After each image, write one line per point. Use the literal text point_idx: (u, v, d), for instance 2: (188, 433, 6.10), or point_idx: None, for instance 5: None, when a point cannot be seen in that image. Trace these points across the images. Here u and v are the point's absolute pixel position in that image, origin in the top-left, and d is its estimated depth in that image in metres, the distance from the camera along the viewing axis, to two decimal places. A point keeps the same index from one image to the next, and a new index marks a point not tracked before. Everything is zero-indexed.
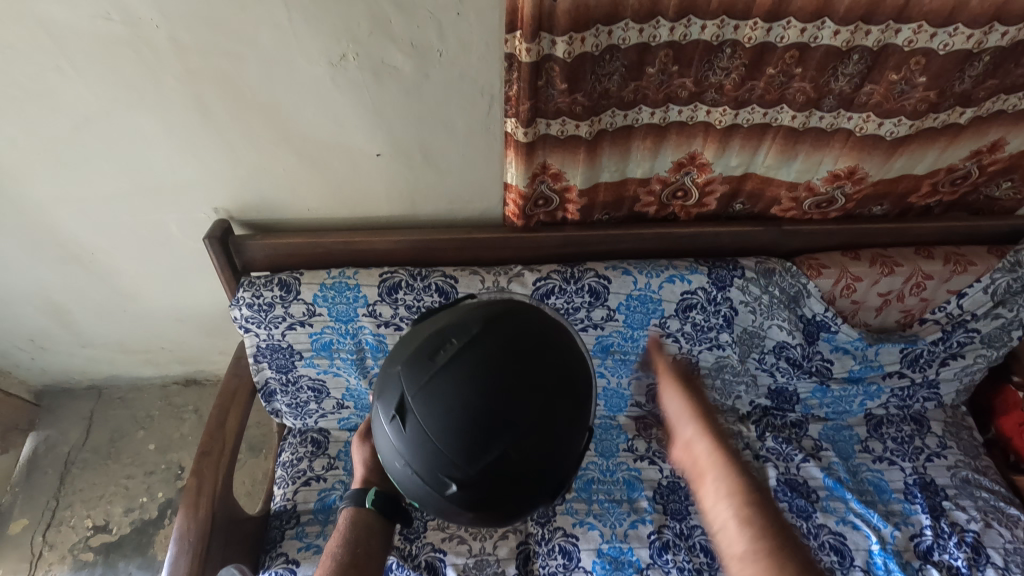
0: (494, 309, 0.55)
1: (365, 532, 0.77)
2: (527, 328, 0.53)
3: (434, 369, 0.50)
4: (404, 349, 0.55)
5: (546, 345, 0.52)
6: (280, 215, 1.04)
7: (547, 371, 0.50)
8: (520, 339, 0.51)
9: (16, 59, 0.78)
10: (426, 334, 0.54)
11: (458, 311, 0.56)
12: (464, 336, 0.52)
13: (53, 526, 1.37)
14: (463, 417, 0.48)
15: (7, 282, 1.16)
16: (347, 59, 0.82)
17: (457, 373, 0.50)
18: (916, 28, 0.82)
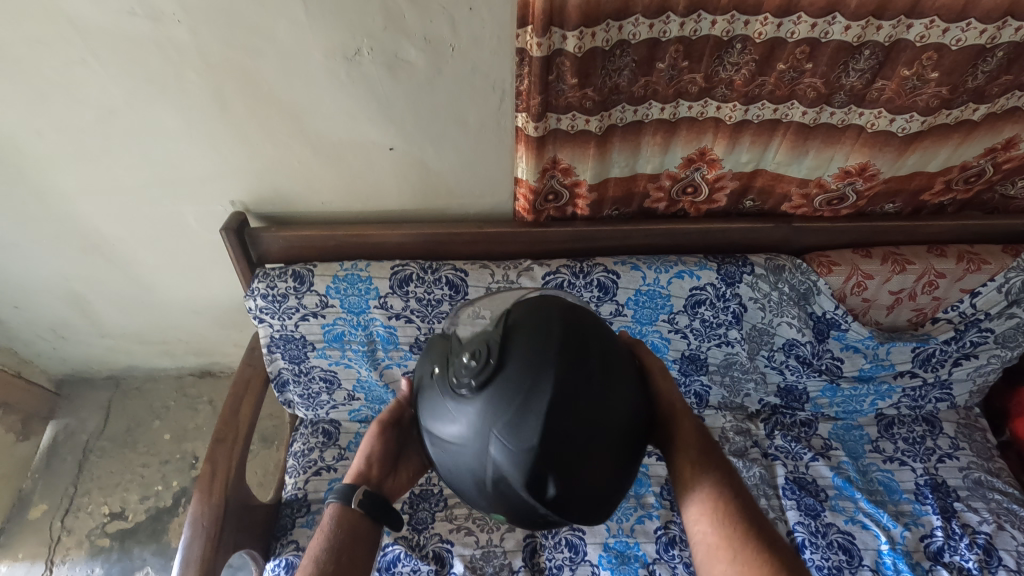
0: (577, 352, 0.54)
1: (350, 535, 0.72)
2: (605, 357, 0.56)
3: (582, 425, 0.51)
4: (522, 418, 0.51)
5: (622, 369, 0.58)
6: (295, 208, 1.06)
7: (634, 396, 0.57)
8: (614, 378, 0.55)
9: (44, 53, 0.80)
10: (536, 405, 0.51)
11: (548, 366, 0.52)
12: (579, 400, 0.52)
13: (71, 512, 1.40)
14: (606, 460, 0.53)
15: (31, 272, 1.19)
16: (361, 54, 0.84)
17: (598, 420, 0.52)
18: (928, 23, 0.82)
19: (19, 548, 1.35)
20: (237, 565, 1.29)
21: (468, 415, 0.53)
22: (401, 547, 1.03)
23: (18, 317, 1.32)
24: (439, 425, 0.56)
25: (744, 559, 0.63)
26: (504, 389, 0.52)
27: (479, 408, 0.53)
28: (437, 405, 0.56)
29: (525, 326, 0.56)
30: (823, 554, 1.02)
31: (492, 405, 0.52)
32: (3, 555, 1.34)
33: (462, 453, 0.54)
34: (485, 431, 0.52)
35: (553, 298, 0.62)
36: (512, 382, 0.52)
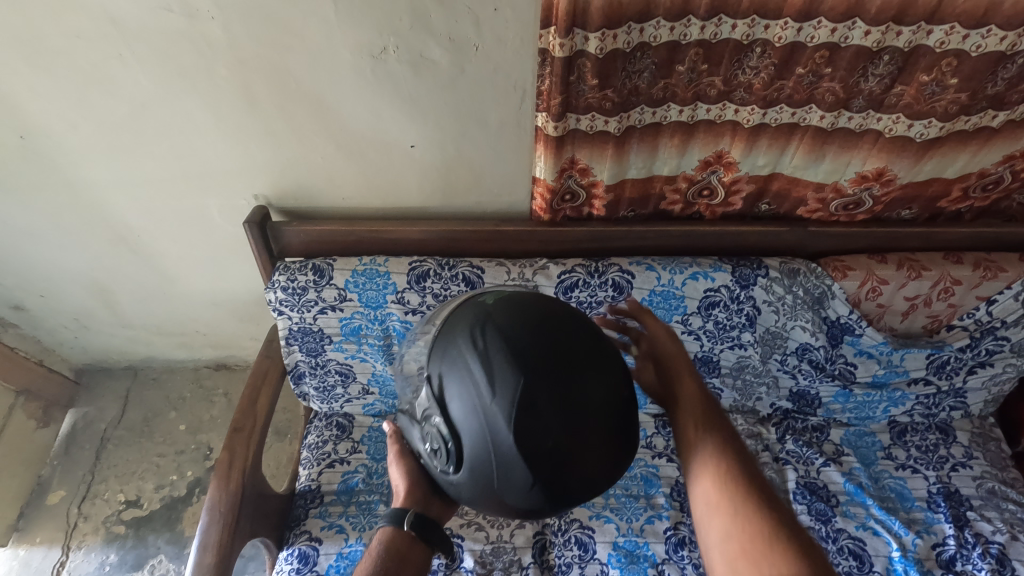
0: (506, 372, 0.54)
1: (395, 560, 0.70)
2: (535, 349, 0.55)
3: (552, 445, 0.52)
4: (503, 475, 0.54)
5: (561, 340, 0.56)
6: (316, 203, 1.08)
7: (585, 371, 0.54)
8: (560, 364, 0.54)
9: (82, 47, 0.83)
10: (500, 447, 0.53)
11: (494, 414, 0.54)
12: (539, 421, 0.52)
13: (88, 499, 1.43)
14: (597, 451, 0.53)
15: (57, 262, 1.22)
16: (387, 53, 0.86)
17: (565, 430, 0.53)
18: (948, 30, 0.82)
19: (38, 533, 1.38)
20: (249, 555, 1.31)
21: (463, 482, 0.58)
22: None
23: (43, 306, 1.35)
24: (456, 494, 0.61)
25: (745, 512, 0.59)
26: (472, 450, 0.56)
27: (472, 479, 0.57)
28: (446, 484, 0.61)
29: (455, 383, 0.57)
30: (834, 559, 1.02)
31: (481, 474, 0.56)
32: (22, 539, 1.37)
33: (482, 508, 0.59)
34: (487, 492, 0.56)
35: (464, 316, 0.61)
36: (477, 446, 0.55)
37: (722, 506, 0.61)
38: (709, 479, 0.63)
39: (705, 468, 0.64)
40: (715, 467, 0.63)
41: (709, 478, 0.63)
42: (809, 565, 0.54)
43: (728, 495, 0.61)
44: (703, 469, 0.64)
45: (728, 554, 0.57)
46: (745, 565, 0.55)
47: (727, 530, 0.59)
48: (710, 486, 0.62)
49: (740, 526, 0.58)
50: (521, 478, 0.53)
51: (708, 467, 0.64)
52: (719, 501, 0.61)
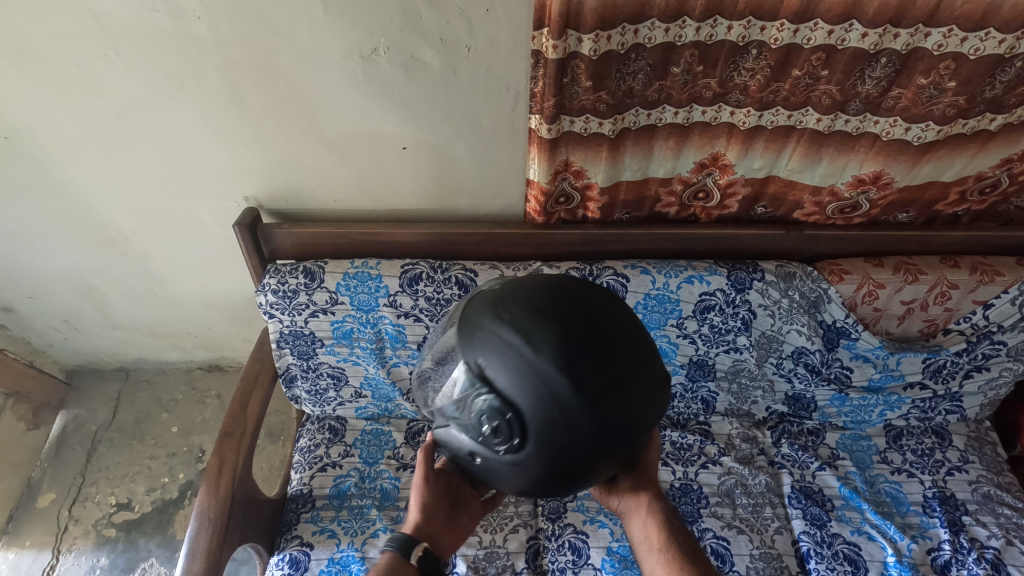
0: (546, 328, 0.49)
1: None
2: (562, 304, 0.51)
3: (615, 380, 0.48)
4: (578, 427, 0.48)
5: (580, 292, 0.52)
6: (307, 205, 1.07)
7: (609, 309, 0.52)
8: (592, 309, 0.51)
9: (66, 47, 0.82)
10: (566, 397, 0.48)
11: (545, 375, 0.48)
12: (594, 358, 0.48)
13: (78, 502, 1.41)
14: (650, 377, 0.51)
15: (45, 263, 1.20)
16: (377, 54, 0.84)
17: (620, 362, 0.49)
18: (946, 32, 0.81)
19: (27, 536, 1.36)
20: (241, 559, 1.31)
21: (532, 460, 0.51)
22: None
23: (32, 308, 1.33)
24: (523, 481, 0.53)
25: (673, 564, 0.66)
26: (535, 415, 0.49)
27: (539, 452, 0.50)
28: (504, 478, 0.53)
29: (489, 357, 0.50)
30: (829, 564, 1.01)
31: (547, 446, 0.49)
32: (11, 542, 1.36)
33: (557, 479, 0.52)
34: (556, 459, 0.50)
35: (474, 303, 0.55)
36: (537, 415, 0.49)
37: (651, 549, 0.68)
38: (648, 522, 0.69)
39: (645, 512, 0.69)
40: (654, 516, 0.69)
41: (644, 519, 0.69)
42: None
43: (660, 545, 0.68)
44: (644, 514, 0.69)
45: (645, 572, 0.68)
46: None
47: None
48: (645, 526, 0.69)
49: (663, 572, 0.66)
50: (593, 430, 0.48)
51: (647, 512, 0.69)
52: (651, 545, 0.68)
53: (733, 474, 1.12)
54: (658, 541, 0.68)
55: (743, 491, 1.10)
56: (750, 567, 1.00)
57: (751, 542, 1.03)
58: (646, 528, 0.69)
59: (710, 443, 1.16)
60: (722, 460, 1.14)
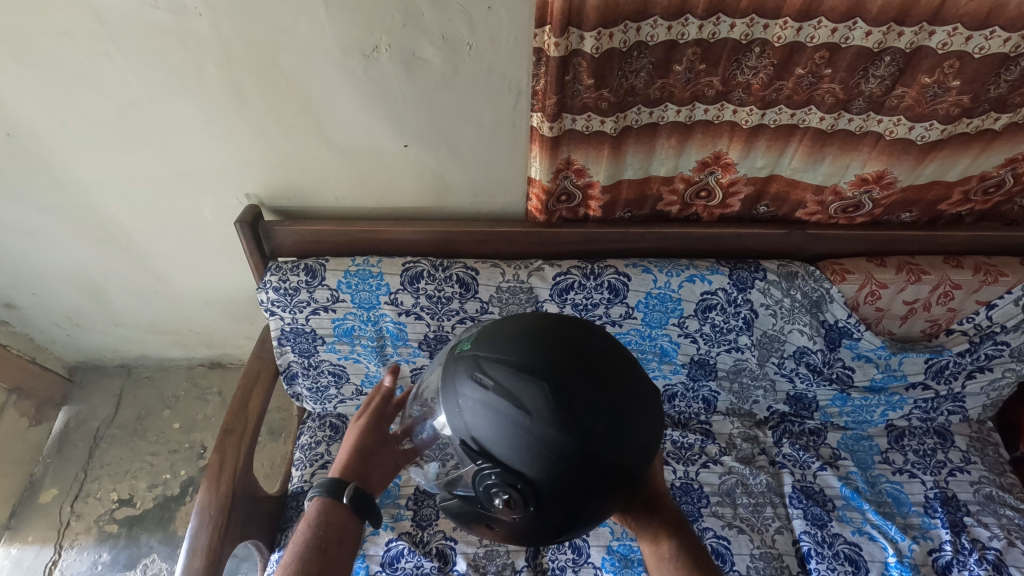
0: (525, 386, 0.49)
1: (334, 534, 0.70)
2: (542, 358, 0.51)
3: (604, 413, 0.49)
4: (585, 470, 0.48)
5: (555, 338, 0.53)
6: (308, 203, 1.07)
7: (579, 342, 0.52)
8: (575, 354, 0.51)
9: (68, 44, 0.82)
10: (565, 447, 0.48)
11: (545, 437, 0.48)
12: (578, 400, 0.49)
13: (80, 498, 1.42)
14: (635, 396, 0.51)
15: (48, 260, 1.20)
16: (379, 51, 0.84)
17: (604, 394, 0.49)
18: (951, 31, 0.81)
19: (30, 532, 1.37)
20: (242, 556, 1.31)
21: (552, 515, 0.51)
22: (404, 543, 1.03)
23: (34, 304, 1.34)
24: (552, 534, 0.54)
25: None
26: (540, 473, 0.49)
27: (562, 510, 0.51)
28: (534, 534, 0.54)
29: (484, 431, 0.50)
30: (830, 564, 1.00)
31: (568, 504, 0.50)
32: (14, 537, 1.36)
33: (582, 521, 0.52)
34: (580, 509, 0.51)
35: (453, 369, 0.55)
36: (550, 483, 0.49)
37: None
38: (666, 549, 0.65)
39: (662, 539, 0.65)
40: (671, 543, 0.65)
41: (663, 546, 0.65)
42: None
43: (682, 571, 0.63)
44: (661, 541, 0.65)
45: None
46: None
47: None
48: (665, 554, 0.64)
49: None
50: (609, 477, 0.49)
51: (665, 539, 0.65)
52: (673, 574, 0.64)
53: (734, 474, 1.12)
54: (670, 551, 0.64)
55: (744, 491, 1.10)
56: (751, 566, 1.00)
57: (752, 542, 1.03)
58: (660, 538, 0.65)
59: (711, 442, 1.16)
60: (723, 459, 1.14)
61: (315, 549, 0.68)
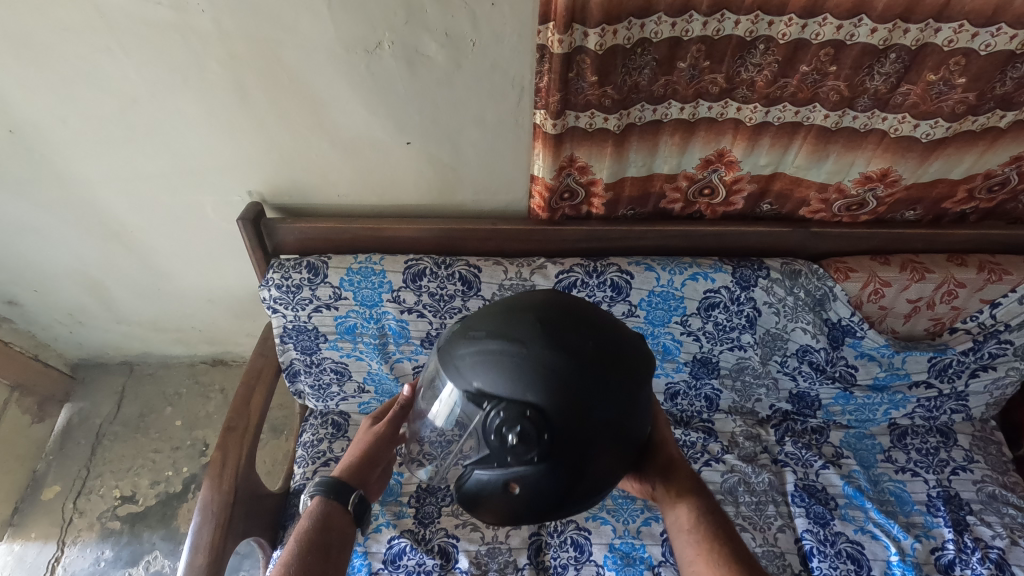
0: (515, 324, 0.54)
1: (337, 538, 0.72)
2: (528, 306, 0.56)
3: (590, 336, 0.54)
4: (587, 387, 0.51)
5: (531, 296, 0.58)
6: (311, 200, 1.07)
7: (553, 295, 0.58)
8: (554, 303, 0.56)
9: (70, 41, 0.82)
10: (563, 366, 0.51)
11: (544, 364, 0.51)
12: (566, 328, 0.53)
13: (83, 494, 1.42)
14: (614, 329, 0.57)
15: (51, 257, 1.20)
16: (382, 48, 0.84)
17: (587, 323, 0.55)
18: (957, 28, 0.80)
19: (32, 528, 1.37)
20: (244, 552, 1.31)
21: (567, 447, 0.51)
22: (406, 541, 1.03)
23: (37, 301, 1.34)
24: (571, 481, 0.52)
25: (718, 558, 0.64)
26: (546, 398, 0.51)
27: (574, 434, 0.51)
28: (552, 489, 0.52)
29: (484, 373, 0.53)
30: (832, 563, 1.00)
31: (579, 432, 0.51)
32: (17, 534, 1.37)
33: (598, 456, 0.53)
34: (590, 433, 0.52)
35: (446, 346, 0.58)
36: (557, 407, 0.51)
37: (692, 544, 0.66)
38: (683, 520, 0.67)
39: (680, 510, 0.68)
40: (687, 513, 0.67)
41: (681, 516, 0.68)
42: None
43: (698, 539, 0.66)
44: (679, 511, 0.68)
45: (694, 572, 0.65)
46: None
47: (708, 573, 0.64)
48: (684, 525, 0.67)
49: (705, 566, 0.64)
50: (609, 393, 0.52)
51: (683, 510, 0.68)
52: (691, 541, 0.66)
53: (736, 472, 1.12)
54: (687, 520, 0.67)
55: (746, 489, 1.10)
56: None
57: (754, 540, 1.03)
58: (676, 507, 0.68)
59: (713, 440, 1.16)
60: (725, 458, 1.14)
61: (318, 552, 0.69)
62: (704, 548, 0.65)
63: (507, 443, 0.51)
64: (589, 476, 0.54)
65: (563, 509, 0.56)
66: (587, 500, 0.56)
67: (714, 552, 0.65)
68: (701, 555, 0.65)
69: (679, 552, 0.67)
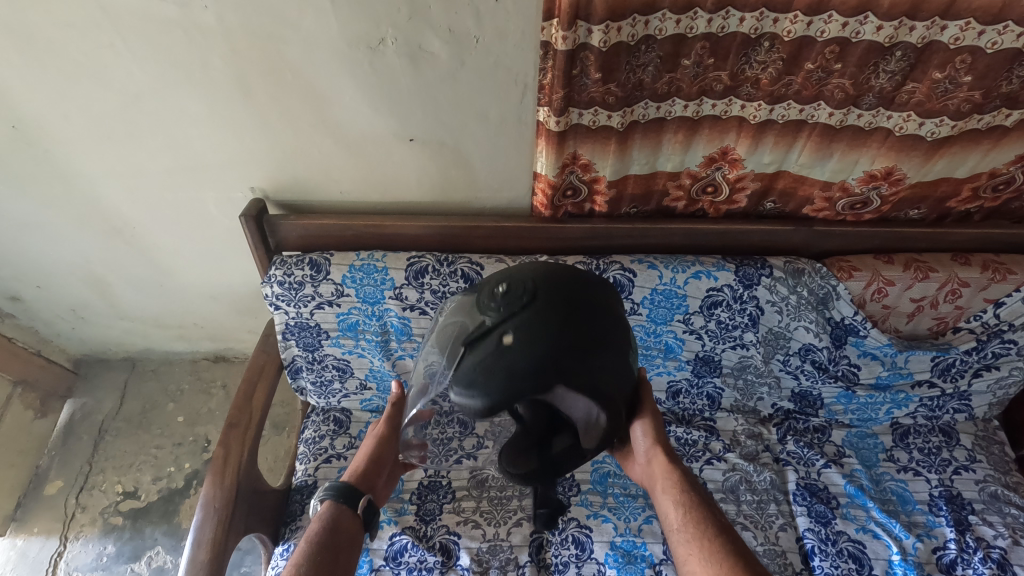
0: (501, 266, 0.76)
1: (345, 539, 0.76)
2: None
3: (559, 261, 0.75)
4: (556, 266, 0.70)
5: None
6: (314, 197, 1.07)
7: None
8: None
9: (73, 36, 0.81)
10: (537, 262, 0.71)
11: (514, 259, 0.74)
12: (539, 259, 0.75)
13: (85, 490, 1.42)
14: None
15: (53, 253, 1.21)
16: (385, 44, 0.84)
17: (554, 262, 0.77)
18: (963, 25, 0.80)
19: (35, 523, 1.38)
20: (246, 548, 1.32)
21: (550, 294, 0.64)
22: (408, 538, 1.03)
23: (39, 297, 1.34)
24: (561, 325, 0.63)
25: (708, 549, 0.68)
26: (526, 270, 0.68)
27: (551, 274, 0.67)
28: (546, 333, 0.61)
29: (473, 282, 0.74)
30: (833, 562, 1.00)
31: (559, 286, 0.66)
32: (20, 529, 1.37)
33: (580, 308, 0.65)
34: (563, 276, 0.68)
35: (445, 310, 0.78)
36: (537, 273, 0.67)
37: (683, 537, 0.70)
38: (674, 515, 0.73)
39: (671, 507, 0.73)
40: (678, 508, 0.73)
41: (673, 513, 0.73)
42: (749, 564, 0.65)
43: (690, 533, 0.70)
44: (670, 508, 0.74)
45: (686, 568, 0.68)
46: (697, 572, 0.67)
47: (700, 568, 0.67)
48: (676, 522, 0.72)
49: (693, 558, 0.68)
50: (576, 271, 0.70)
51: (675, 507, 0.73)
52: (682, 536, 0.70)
53: (738, 470, 1.12)
54: (678, 521, 0.72)
55: (747, 487, 1.10)
56: None
57: (756, 538, 1.03)
58: (667, 509, 0.74)
59: (715, 439, 1.16)
60: (727, 456, 1.14)
61: (328, 550, 0.73)
62: (694, 544, 0.69)
63: (497, 292, 0.65)
64: (575, 315, 0.64)
65: (562, 357, 0.61)
66: (583, 359, 0.63)
67: (703, 548, 0.68)
68: (691, 552, 0.68)
69: (674, 552, 0.71)
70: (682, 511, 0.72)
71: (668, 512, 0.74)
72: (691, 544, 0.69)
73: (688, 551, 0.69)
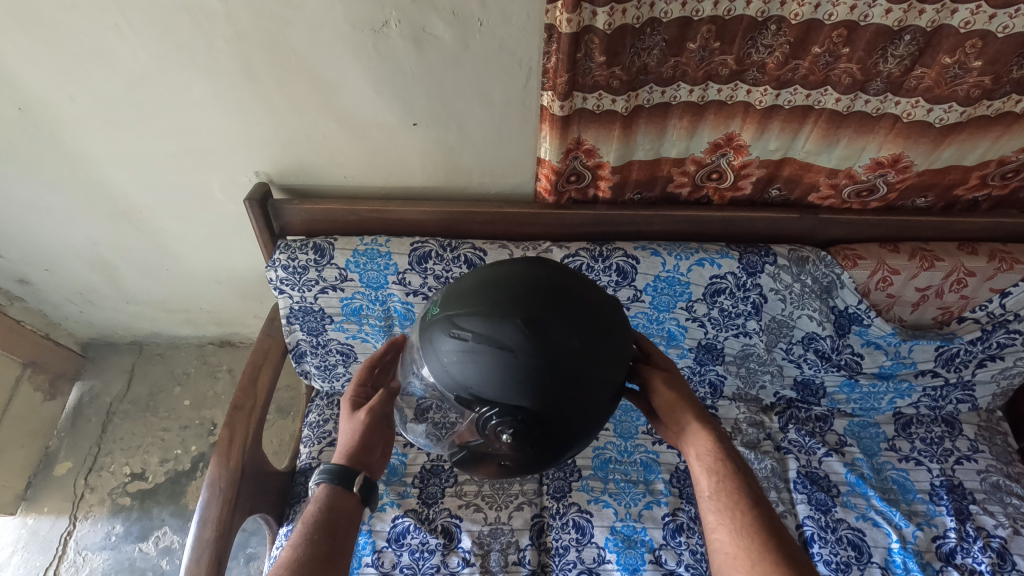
0: (531, 348, 0.58)
1: (342, 514, 0.75)
2: (545, 308, 0.60)
3: (601, 368, 0.60)
4: (580, 408, 0.60)
5: (514, 279, 0.62)
6: (319, 181, 1.07)
7: (579, 303, 0.61)
8: (533, 287, 0.61)
9: (78, 17, 0.81)
10: (564, 395, 0.58)
11: (536, 372, 0.57)
12: (582, 350, 0.59)
13: (94, 471, 1.45)
14: (621, 342, 0.63)
15: (60, 235, 1.21)
16: (388, 27, 0.83)
17: (601, 348, 0.60)
18: (974, 9, 0.79)
19: (45, 503, 1.40)
20: (251, 530, 1.34)
21: (547, 455, 0.63)
22: (410, 520, 1.04)
23: (47, 280, 1.35)
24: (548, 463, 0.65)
25: (740, 527, 0.66)
26: (543, 426, 0.59)
27: (561, 419, 0.59)
28: (531, 467, 0.65)
29: (472, 376, 0.59)
30: (832, 549, 1.01)
31: (564, 437, 0.61)
32: (30, 508, 1.40)
33: (573, 447, 0.64)
34: (579, 422, 0.61)
35: (431, 332, 0.63)
36: (549, 427, 0.59)
37: (713, 510, 0.68)
38: (702, 483, 0.70)
39: (701, 478, 0.70)
40: (707, 477, 0.70)
41: (703, 483, 0.70)
42: (781, 543, 0.64)
43: (719, 504, 0.68)
44: (699, 477, 0.71)
45: (716, 543, 0.67)
46: (729, 549, 0.66)
47: (731, 542, 0.66)
48: (707, 492, 0.69)
49: (723, 529, 0.67)
50: (599, 400, 0.61)
51: (704, 476, 0.70)
52: (712, 508, 0.69)
53: None
54: (708, 488, 0.70)
55: None
56: None
57: None
58: (698, 476, 0.70)
59: None
60: None
61: (325, 527, 0.72)
62: (724, 515, 0.67)
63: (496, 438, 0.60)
64: (570, 446, 0.64)
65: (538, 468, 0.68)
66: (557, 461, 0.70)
67: (734, 520, 0.67)
68: (721, 522, 0.67)
69: (703, 518, 0.70)
70: (711, 481, 0.69)
71: (697, 479, 0.71)
72: (720, 515, 0.67)
73: (718, 522, 0.67)
